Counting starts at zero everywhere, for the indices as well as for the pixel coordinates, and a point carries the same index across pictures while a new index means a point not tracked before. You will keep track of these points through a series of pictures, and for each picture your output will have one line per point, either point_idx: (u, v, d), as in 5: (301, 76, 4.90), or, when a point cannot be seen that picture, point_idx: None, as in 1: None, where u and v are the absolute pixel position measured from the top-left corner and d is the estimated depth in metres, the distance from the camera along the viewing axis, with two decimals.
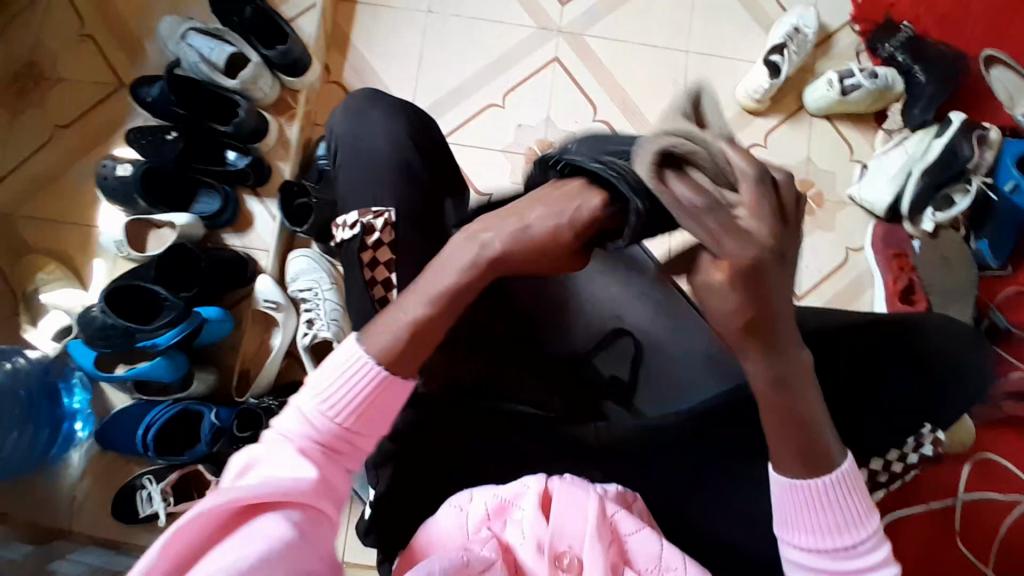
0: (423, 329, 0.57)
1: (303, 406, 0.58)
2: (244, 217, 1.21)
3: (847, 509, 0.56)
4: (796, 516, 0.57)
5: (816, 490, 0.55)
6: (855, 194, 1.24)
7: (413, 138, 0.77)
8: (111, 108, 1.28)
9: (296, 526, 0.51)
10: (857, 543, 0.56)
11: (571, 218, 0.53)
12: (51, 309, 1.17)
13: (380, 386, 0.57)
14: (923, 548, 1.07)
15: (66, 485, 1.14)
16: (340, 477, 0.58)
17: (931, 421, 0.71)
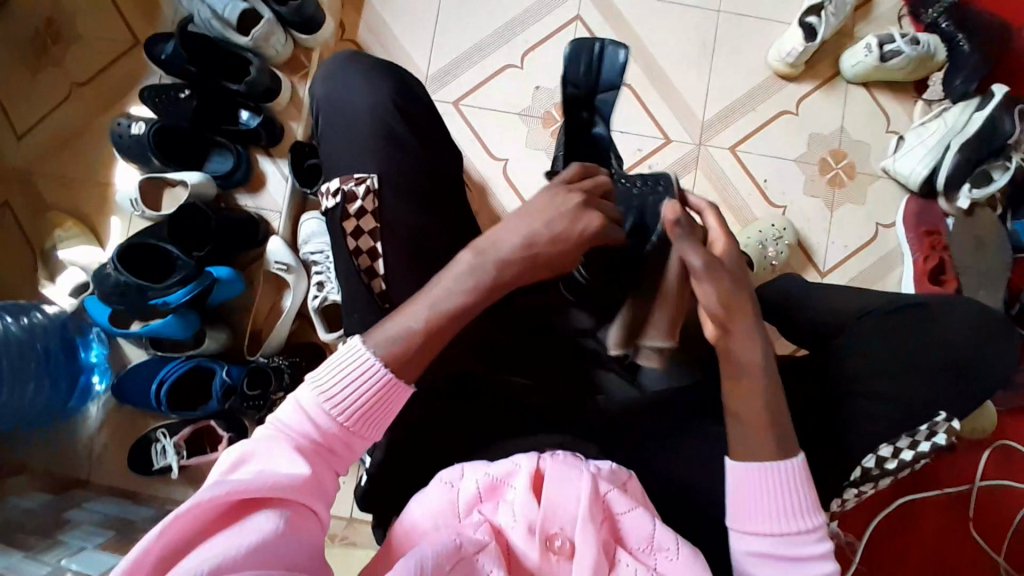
0: (440, 325, 0.58)
1: (302, 399, 0.56)
2: (257, 176, 1.20)
3: (794, 496, 0.58)
4: (744, 502, 0.59)
5: (765, 474, 0.58)
6: (889, 166, 1.18)
7: (400, 101, 0.72)
8: (127, 66, 1.27)
9: (291, 524, 0.49)
10: (804, 530, 0.58)
11: (568, 233, 0.61)
12: (69, 266, 1.17)
13: (384, 390, 0.57)
14: (932, 529, 1.05)
15: (85, 437, 1.18)
16: (329, 478, 0.56)
17: (946, 408, 0.68)
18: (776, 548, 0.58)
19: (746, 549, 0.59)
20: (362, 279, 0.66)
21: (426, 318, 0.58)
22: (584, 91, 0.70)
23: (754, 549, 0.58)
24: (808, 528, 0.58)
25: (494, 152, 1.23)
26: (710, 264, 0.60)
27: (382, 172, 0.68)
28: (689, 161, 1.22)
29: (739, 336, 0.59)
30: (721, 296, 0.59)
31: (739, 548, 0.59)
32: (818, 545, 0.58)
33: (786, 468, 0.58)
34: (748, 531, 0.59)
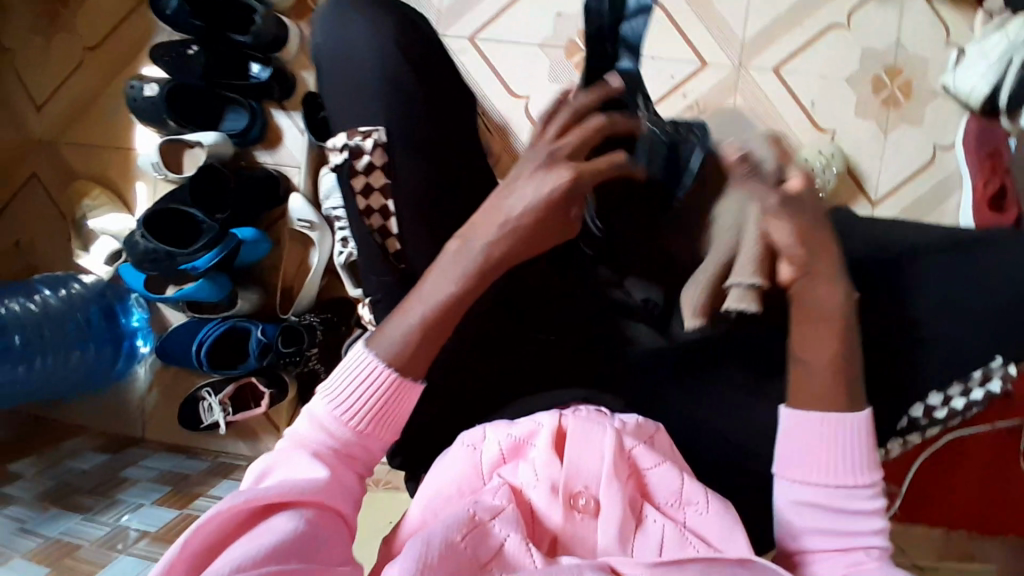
0: (446, 312, 0.56)
1: (314, 410, 0.55)
2: (273, 131, 1.17)
3: (853, 449, 0.54)
4: (795, 449, 0.55)
5: (825, 424, 0.54)
6: (949, 84, 1.05)
7: (400, 45, 0.66)
8: (134, 26, 1.23)
9: (313, 524, 0.48)
10: (857, 485, 0.53)
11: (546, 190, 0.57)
12: (100, 234, 1.20)
13: (392, 390, 0.55)
14: (982, 465, 1.02)
15: (136, 398, 1.23)
16: (351, 481, 0.54)
17: (1005, 353, 0.63)
18: (823, 499, 0.53)
19: (791, 498, 0.55)
20: (376, 240, 0.64)
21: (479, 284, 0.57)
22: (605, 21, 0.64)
23: (801, 498, 0.54)
24: (863, 484, 0.53)
25: (515, 90, 1.17)
26: (785, 202, 0.56)
27: (390, 126, 0.64)
28: (726, 87, 1.14)
29: (816, 280, 0.56)
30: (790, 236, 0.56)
31: (783, 495, 0.56)
32: (872, 503, 0.53)
33: (849, 419, 0.54)
34: (795, 480, 0.55)
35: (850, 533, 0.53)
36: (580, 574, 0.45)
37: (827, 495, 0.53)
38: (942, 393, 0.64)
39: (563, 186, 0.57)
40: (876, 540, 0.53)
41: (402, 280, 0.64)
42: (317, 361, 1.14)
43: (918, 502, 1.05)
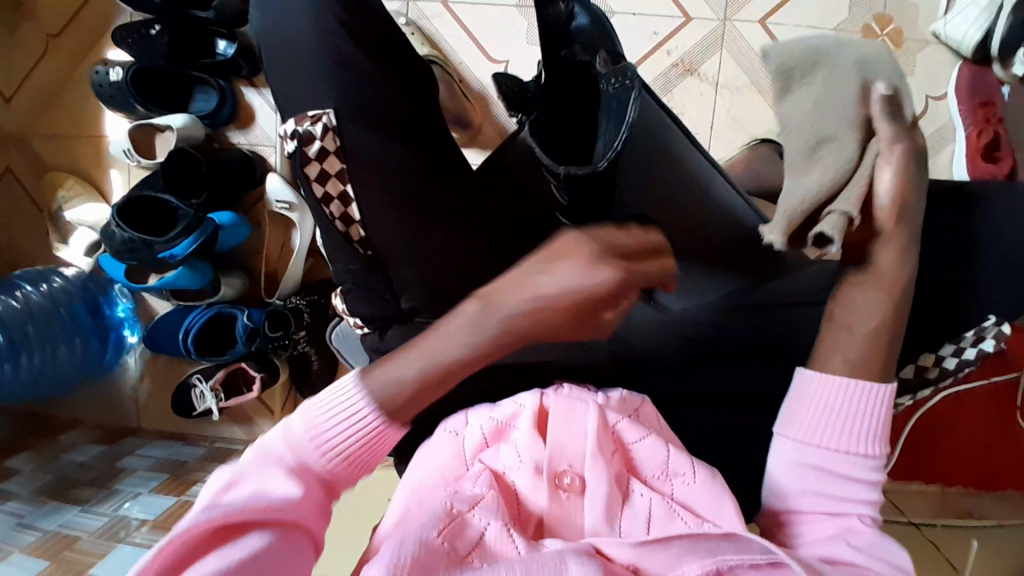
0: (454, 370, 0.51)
1: (291, 426, 0.52)
2: (245, 111, 1.14)
3: (868, 418, 0.52)
4: (807, 408, 0.53)
5: (842, 388, 0.52)
6: (940, 31, 1.03)
7: (343, 20, 0.63)
8: (95, 7, 1.18)
9: (282, 547, 0.45)
10: (861, 453, 0.51)
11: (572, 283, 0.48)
12: (78, 226, 1.17)
13: (379, 432, 0.52)
14: (988, 422, 1.00)
15: (129, 387, 1.23)
16: (323, 502, 0.51)
17: (998, 313, 0.63)
18: (822, 461, 0.52)
19: (791, 460, 0.53)
20: (339, 228, 0.64)
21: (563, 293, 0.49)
22: None
23: (804, 460, 0.52)
24: (870, 454, 0.51)
25: (494, 56, 1.13)
26: (912, 152, 0.51)
27: (352, 104, 0.62)
28: (712, 43, 1.09)
29: (889, 246, 0.52)
30: (894, 186, 0.51)
31: (782, 456, 0.53)
32: (873, 475, 0.51)
33: (867, 386, 0.52)
34: (798, 440, 0.53)
35: (843, 498, 0.51)
36: (563, 560, 0.44)
37: (829, 465, 0.51)
38: (934, 353, 0.65)
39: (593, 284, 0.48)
40: (868, 509, 0.50)
41: (368, 267, 0.65)
42: (308, 345, 1.13)
43: (913, 459, 1.05)
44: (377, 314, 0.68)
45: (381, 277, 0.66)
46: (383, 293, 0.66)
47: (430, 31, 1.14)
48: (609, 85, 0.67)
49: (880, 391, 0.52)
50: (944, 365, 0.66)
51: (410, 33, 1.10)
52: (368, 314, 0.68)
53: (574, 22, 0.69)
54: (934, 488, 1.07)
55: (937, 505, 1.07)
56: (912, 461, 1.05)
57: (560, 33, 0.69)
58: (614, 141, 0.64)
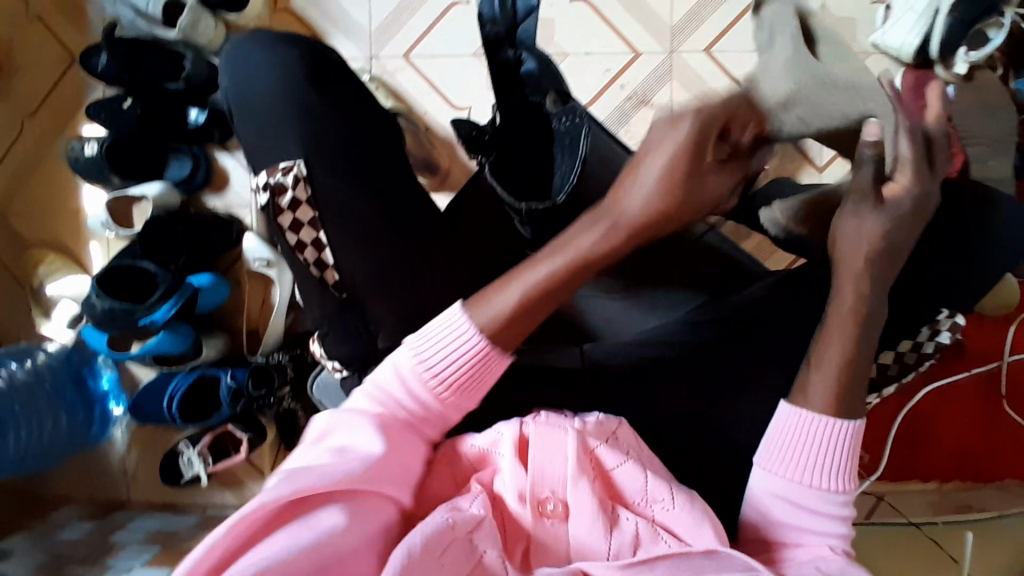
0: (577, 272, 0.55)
1: (399, 365, 0.56)
2: (220, 174, 1.17)
3: (833, 450, 0.55)
4: (780, 440, 0.57)
5: (806, 422, 0.56)
6: (879, 41, 1.09)
7: (306, 77, 0.67)
8: (68, 86, 1.22)
9: (355, 514, 0.47)
10: (827, 488, 0.55)
11: (656, 189, 0.53)
12: (59, 299, 1.18)
13: (485, 357, 0.55)
14: (971, 415, 1.05)
15: (116, 459, 1.21)
16: (411, 461, 0.53)
17: (949, 305, 0.69)
18: (795, 495, 0.55)
19: (764, 492, 0.56)
20: (313, 272, 0.66)
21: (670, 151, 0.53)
22: (503, 28, 0.69)
23: (781, 495, 0.55)
24: (836, 490, 0.54)
25: (456, 102, 1.17)
26: (864, 199, 0.62)
27: (316, 158, 0.65)
28: (661, 73, 1.14)
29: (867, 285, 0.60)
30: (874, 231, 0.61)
31: (759, 490, 0.57)
32: (841, 511, 0.55)
33: (828, 420, 0.56)
34: (770, 472, 0.56)
35: (816, 531, 0.54)
36: None
37: (803, 501, 0.55)
38: (894, 351, 0.70)
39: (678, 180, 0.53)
40: (839, 544, 0.54)
41: (344, 307, 0.67)
42: (292, 400, 1.14)
43: (905, 456, 1.06)
44: (354, 354, 0.68)
45: (357, 316, 0.67)
46: (360, 334, 0.67)
47: (394, 84, 1.18)
48: (561, 123, 0.74)
49: (846, 429, 0.55)
50: (904, 361, 0.71)
51: (375, 87, 1.15)
52: (347, 355, 0.68)
53: (523, 66, 0.72)
54: (931, 486, 1.06)
55: (935, 504, 1.03)
56: (903, 460, 1.06)
57: (511, 78, 0.71)
58: (569, 174, 0.72)
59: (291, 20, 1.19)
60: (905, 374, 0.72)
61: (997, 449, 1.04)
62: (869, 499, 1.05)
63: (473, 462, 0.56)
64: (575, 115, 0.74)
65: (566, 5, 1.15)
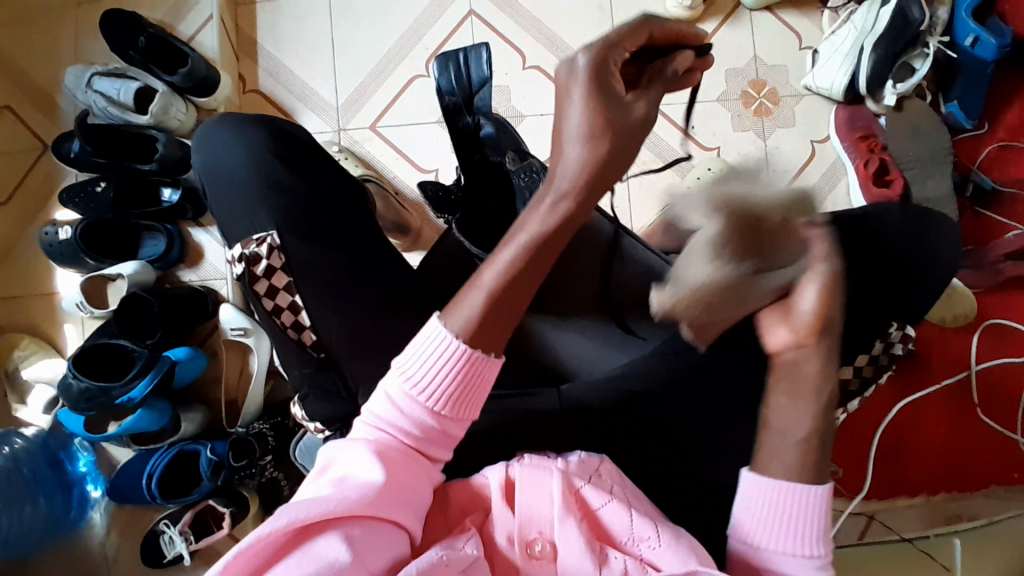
0: (534, 256, 0.57)
1: (390, 389, 0.55)
2: (194, 250, 1.21)
3: (805, 518, 0.56)
4: (750, 510, 0.58)
5: (777, 491, 0.57)
6: (810, 84, 1.16)
7: (275, 149, 0.72)
8: (40, 174, 1.25)
9: (360, 544, 0.47)
10: (805, 554, 0.56)
11: (582, 135, 0.56)
12: (34, 384, 1.17)
13: (471, 360, 0.55)
14: (948, 425, 1.07)
15: (97, 544, 1.14)
16: (415, 485, 0.53)
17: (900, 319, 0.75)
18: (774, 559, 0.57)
19: (745, 557, 0.58)
20: (291, 335, 0.68)
21: (584, 88, 0.55)
22: (460, 96, 0.77)
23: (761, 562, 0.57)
24: (812, 554, 0.56)
25: (422, 164, 1.21)
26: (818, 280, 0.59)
27: (283, 228, 0.68)
28: None
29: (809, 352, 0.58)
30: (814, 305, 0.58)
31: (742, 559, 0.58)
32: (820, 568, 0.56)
33: (801, 488, 0.56)
34: (747, 539, 0.58)
35: None
36: None
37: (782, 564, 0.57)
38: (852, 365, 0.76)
39: (595, 119, 0.55)
40: None
41: (323, 367, 0.68)
42: (275, 468, 1.12)
43: (887, 470, 1.07)
44: (334, 413, 0.68)
45: (334, 375, 0.68)
46: (340, 392, 0.68)
47: (362, 153, 1.23)
48: (521, 180, 0.78)
49: (811, 494, 0.56)
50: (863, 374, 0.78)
51: (344, 158, 1.18)
52: (326, 415, 0.69)
53: (482, 130, 0.79)
54: (920, 500, 1.06)
55: (927, 518, 1.01)
56: (887, 473, 1.07)
57: (471, 141, 0.79)
58: None
59: (260, 98, 1.25)
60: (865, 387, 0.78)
61: (977, 457, 1.06)
62: (859, 519, 1.04)
63: (463, 504, 0.56)
64: (532, 171, 0.78)
65: (519, 72, 1.23)
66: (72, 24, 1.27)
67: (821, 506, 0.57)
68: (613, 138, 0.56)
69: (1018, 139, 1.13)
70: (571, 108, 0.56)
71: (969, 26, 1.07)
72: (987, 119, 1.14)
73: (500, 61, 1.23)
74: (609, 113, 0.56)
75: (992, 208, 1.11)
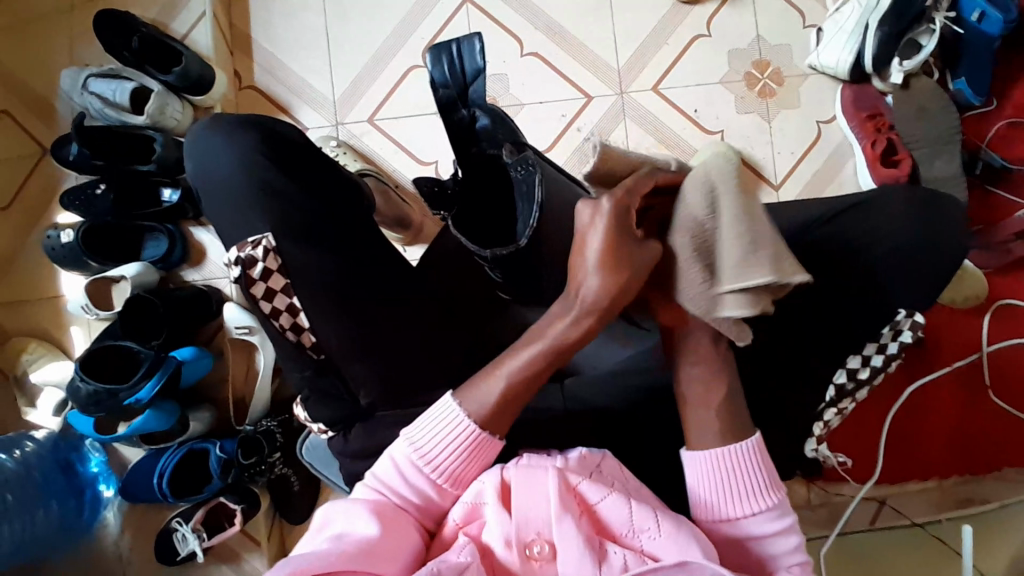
0: (547, 358, 0.60)
1: (397, 456, 0.59)
2: (196, 249, 1.21)
3: (750, 475, 0.58)
4: (701, 483, 0.59)
5: (714, 459, 0.59)
6: (815, 63, 1.14)
7: (264, 152, 0.71)
8: (40, 178, 1.25)
9: None
10: (758, 509, 0.58)
11: (595, 265, 0.57)
12: (43, 387, 1.18)
13: (475, 443, 0.58)
14: (957, 411, 1.06)
15: (111, 543, 1.16)
16: (411, 546, 0.54)
17: (905, 305, 0.72)
18: (731, 524, 0.58)
19: (715, 531, 0.59)
20: (290, 338, 0.67)
21: (603, 230, 0.56)
22: (455, 89, 0.74)
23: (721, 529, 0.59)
24: (765, 508, 0.58)
25: (422, 157, 1.20)
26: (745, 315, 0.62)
27: (276, 229, 0.68)
28: (614, 114, 1.19)
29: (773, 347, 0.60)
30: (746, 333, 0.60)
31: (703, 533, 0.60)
32: (775, 521, 0.58)
33: (738, 446, 0.59)
34: (710, 514, 0.59)
35: (761, 547, 0.58)
36: None
37: (739, 526, 0.58)
38: (859, 354, 0.73)
39: (604, 247, 0.57)
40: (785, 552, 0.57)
41: (323, 369, 0.67)
42: (285, 466, 1.13)
43: (899, 456, 1.06)
44: (337, 414, 0.68)
45: (334, 378, 0.67)
46: (341, 394, 0.68)
47: (360, 147, 1.22)
48: (516, 173, 0.74)
49: (748, 450, 0.59)
50: (871, 364, 0.73)
51: (342, 152, 1.16)
52: (328, 415, 0.69)
53: (477, 123, 0.76)
54: (931, 483, 1.05)
55: (936, 503, 1.02)
56: (899, 459, 1.06)
57: (467, 135, 0.76)
58: (529, 219, 0.73)
59: (256, 95, 1.25)
60: (875, 380, 0.75)
61: (989, 439, 1.05)
62: (871, 504, 1.04)
63: (460, 518, 0.56)
64: (528, 163, 0.73)
65: (517, 60, 1.21)
66: (65, 26, 1.27)
67: (757, 456, 0.59)
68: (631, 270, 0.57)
69: None
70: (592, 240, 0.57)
71: (977, 0, 1.04)
72: (996, 96, 1.12)
73: (497, 50, 1.21)
74: (620, 249, 0.57)
75: (1001, 187, 1.09)
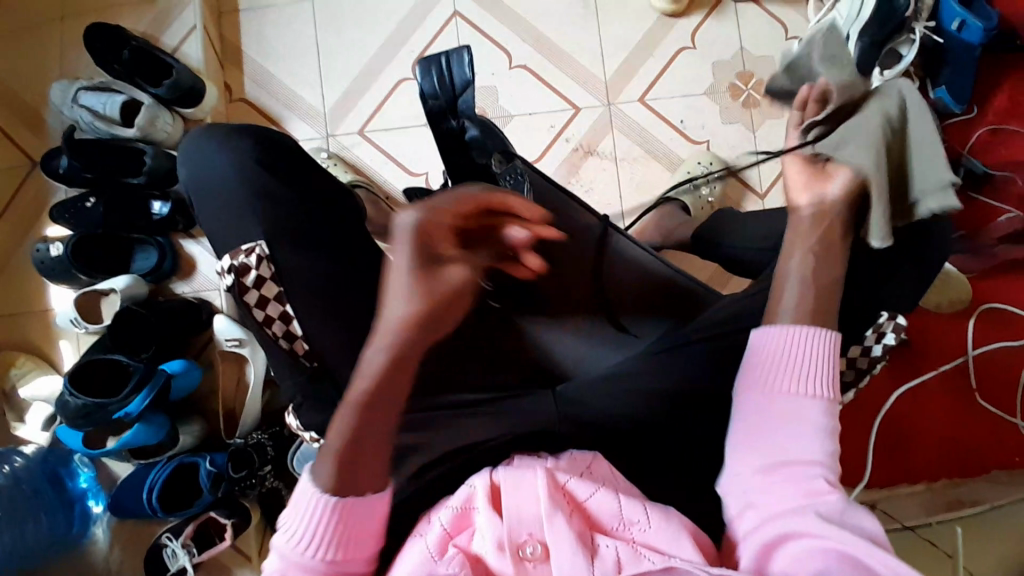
0: (371, 403, 0.55)
1: (279, 547, 0.57)
2: (187, 261, 1.21)
3: (815, 365, 0.58)
4: (765, 357, 0.60)
5: (791, 334, 0.59)
6: None
7: (261, 160, 0.72)
8: (30, 191, 1.24)
9: None
10: (811, 398, 0.57)
11: (400, 300, 0.53)
12: (31, 402, 1.17)
13: (340, 511, 0.55)
14: (946, 413, 1.07)
15: (101, 559, 1.15)
16: None
17: (887, 308, 0.73)
18: (780, 406, 0.58)
19: (757, 415, 0.58)
20: (283, 346, 0.67)
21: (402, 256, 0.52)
22: (444, 101, 0.80)
23: (769, 403, 0.58)
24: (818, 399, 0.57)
25: (413, 169, 1.21)
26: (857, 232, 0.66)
27: (270, 237, 0.68)
28: (603, 124, 1.20)
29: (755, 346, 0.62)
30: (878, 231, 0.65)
31: (746, 409, 0.59)
32: (822, 422, 0.57)
33: (820, 330, 0.59)
34: (760, 392, 0.59)
35: (800, 451, 0.56)
36: None
37: (785, 409, 0.57)
38: (845, 356, 0.74)
39: (411, 270, 0.53)
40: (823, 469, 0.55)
41: (317, 377, 0.67)
42: (276, 479, 1.12)
43: (891, 459, 1.07)
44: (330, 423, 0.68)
45: (329, 384, 0.67)
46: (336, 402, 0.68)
47: (352, 159, 1.22)
48: (506, 182, 0.79)
49: (825, 339, 0.59)
50: (858, 365, 0.75)
51: (332, 164, 1.18)
52: (321, 424, 0.68)
53: (466, 133, 0.81)
54: (922, 486, 1.05)
55: (927, 505, 1.02)
56: (890, 462, 1.06)
57: (456, 145, 0.82)
58: None
59: (247, 107, 1.25)
60: (863, 378, 0.76)
61: (977, 441, 1.06)
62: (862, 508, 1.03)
63: (449, 526, 0.55)
64: (517, 173, 0.78)
65: (506, 72, 1.22)
66: (54, 41, 1.27)
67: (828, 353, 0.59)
68: (444, 296, 0.54)
69: (1007, 122, 1.13)
70: (395, 274, 0.54)
71: (955, 10, 1.07)
72: (976, 103, 1.14)
73: (488, 62, 1.23)
74: (426, 282, 0.53)
75: (985, 192, 1.10)
